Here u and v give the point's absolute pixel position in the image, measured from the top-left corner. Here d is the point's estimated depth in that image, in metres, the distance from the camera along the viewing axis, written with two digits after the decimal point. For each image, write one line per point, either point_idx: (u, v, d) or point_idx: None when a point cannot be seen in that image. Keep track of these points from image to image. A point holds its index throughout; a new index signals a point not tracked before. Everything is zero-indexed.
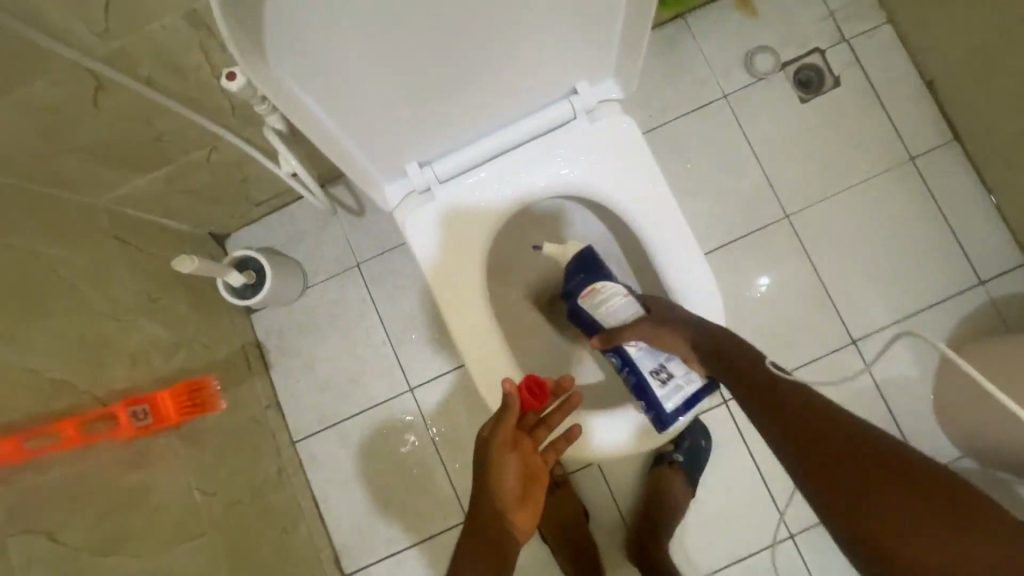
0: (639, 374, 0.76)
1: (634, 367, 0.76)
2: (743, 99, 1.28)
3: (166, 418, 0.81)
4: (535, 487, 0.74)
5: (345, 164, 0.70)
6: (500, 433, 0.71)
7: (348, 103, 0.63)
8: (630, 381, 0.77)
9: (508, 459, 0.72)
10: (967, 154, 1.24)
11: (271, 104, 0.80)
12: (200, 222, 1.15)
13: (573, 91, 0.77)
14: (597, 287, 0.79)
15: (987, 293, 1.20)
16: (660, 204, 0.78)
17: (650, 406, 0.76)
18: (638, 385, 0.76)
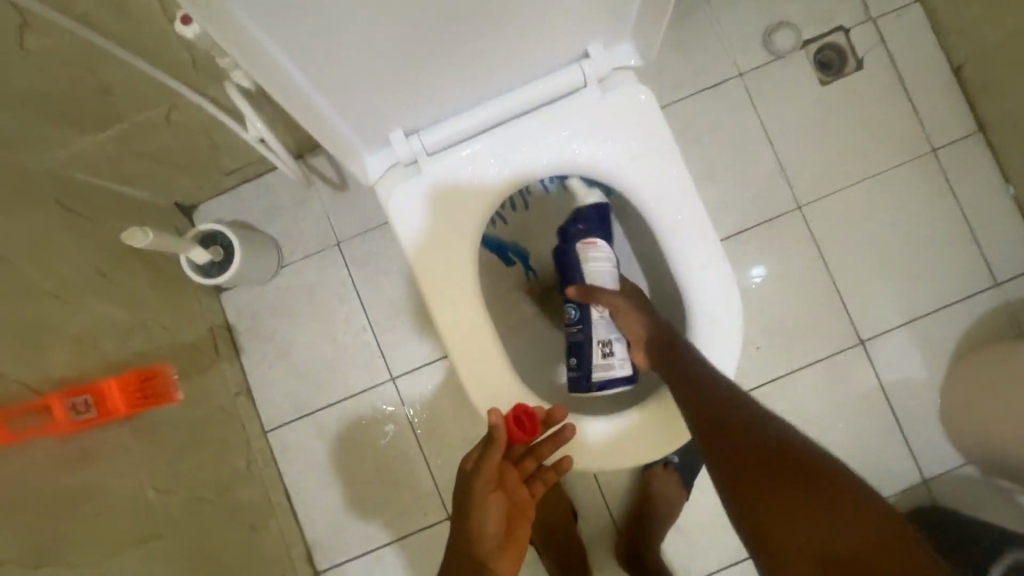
0: (584, 337, 0.77)
1: (581, 329, 0.77)
2: (759, 78, 1.19)
3: (113, 412, 0.73)
4: (521, 524, 0.69)
5: (318, 129, 0.60)
6: (485, 468, 0.66)
7: (320, 54, 0.53)
8: (569, 337, 0.79)
9: (493, 496, 0.67)
10: (991, 147, 1.17)
11: (234, 59, 0.69)
12: (163, 189, 1.04)
13: (585, 55, 0.67)
14: (592, 244, 0.78)
15: (1003, 296, 1.14)
16: (678, 188, 0.69)
17: (576, 367, 0.78)
18: (575, 345, 0.78)
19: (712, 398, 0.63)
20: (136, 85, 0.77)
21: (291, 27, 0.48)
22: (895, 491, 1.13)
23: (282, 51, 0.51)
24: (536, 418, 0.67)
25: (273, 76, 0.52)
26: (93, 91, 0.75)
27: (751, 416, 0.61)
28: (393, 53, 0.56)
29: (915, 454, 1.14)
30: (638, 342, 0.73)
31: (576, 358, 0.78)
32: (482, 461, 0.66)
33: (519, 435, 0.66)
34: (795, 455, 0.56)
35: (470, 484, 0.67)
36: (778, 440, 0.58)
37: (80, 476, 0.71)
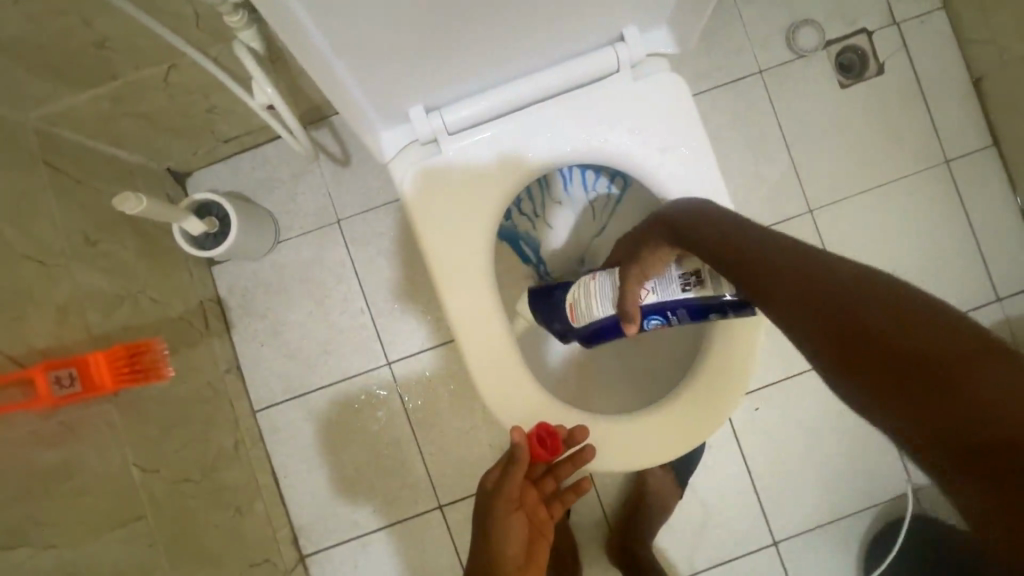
0: (683, 304, 0.65)
1: (669, 306, 0.66)
2: (779, 76, 1.17)
3: (98, 387, 0.68)
4: (540, 543, 0.73)
5: (336, 100, 0.56)
6: (507, 488, 0.69)
7: (344, 17, 0.48)
8: (686, 316, 0.67)
9: (514, 516, 0.71)
10: (1003, 161, 1.16)
11: (244, 14, 0.65)
12: (156, 153, 0.99)
13: (619, 38, 0.64)
14: (573, 303, 0.74)
15: (1003, 311, 1.15)
16: (708, 183, 0.66)
17: (717, 309, 0.64)
18: (692, 310, 0.66)
19: (761, 269, 0.50)
20: (134, 39, 0.72)
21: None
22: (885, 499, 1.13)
23: (305, 10, 0.46)
24: (558, 437, 0.66)
25: (292, 37, 0.48)
26: (86, 44, 0.69)
27: (818, 273, 0.45)
28: (420, 21, 0.52)
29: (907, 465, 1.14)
30: (666, 253, 0.64)
31: (702, 316, 0.66)
32: (505, 481, 0.69)
33: (540, 455, 0.66)
34: (882, 317, 0.39)
35: (493, 503, 0.70)
36: (860, 296, 0.41)
37: (60, 452, 0.67)
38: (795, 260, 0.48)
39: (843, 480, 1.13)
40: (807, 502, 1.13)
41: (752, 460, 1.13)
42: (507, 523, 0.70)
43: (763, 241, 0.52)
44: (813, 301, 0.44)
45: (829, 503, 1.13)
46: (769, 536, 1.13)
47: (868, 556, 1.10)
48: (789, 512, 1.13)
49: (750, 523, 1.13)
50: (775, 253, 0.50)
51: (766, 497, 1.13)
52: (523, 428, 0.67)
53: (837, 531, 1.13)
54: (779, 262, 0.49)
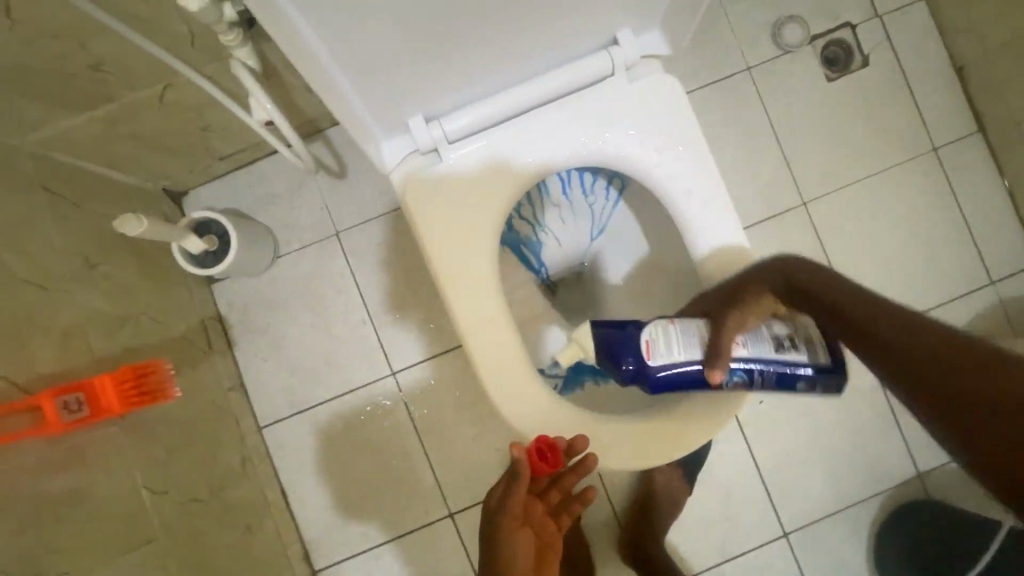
0: (772, 364, 0.63)
1: (766, 369, 0.63)
2: (766, 72, 1.18)
3: (104, 410, 0.68)
4: (548, 555, 0.71)
5: (337, 108, 0.57)
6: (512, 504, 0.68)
7: (345, 28, 0.49)
8: (773, 380, 0.64)
9: (520, 530, 0.69)
10: (989, 146, 1.19)
11: (240, 33, 0.66)
12: (152, 174, 0.99)
13: (613, 41, 0.65)
14: (649, 342, 0.63)
15: (997, 294, 1.17)
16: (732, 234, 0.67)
17: (816, 379, 0.64)
18: (781, 379, 0.64)
19: (874, 322, 0.52)
20: (129, 62, 0.72)
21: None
22: (891, 485, 1.14)
23: (307, 23, 0.47)
24: (559, 449, 0.65)
25: (293, 47, 0.48)
26: (80, 68, 0.70)
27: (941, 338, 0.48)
28: (418, 31, 0.53)
29: (911, 450, 1.15)
30: (767, 301, 0.62)
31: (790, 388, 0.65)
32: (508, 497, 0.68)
33: (541, 467, 0.65)
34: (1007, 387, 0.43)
35: (499, 520, 0.68)
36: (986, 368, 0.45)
37: (68, 476, 0.66)
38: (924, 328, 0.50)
39: (849, 468, 1.14)
40: (815, 492, 1.14)
41: (758, 453, 1.14)
42: (513, 538, 0.68)
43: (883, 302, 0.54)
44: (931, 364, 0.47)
45: (836, 492, 1.14)
46: (779, 528, 1.14)
47: (877, 542, 1.11)
48: (797, 503, 1.14)
49: (761, 517, 1.13)
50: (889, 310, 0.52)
51: (773, 489, 1.14)
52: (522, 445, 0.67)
53: (845, 520, 1.14)
54: (903, 326, 0.51)
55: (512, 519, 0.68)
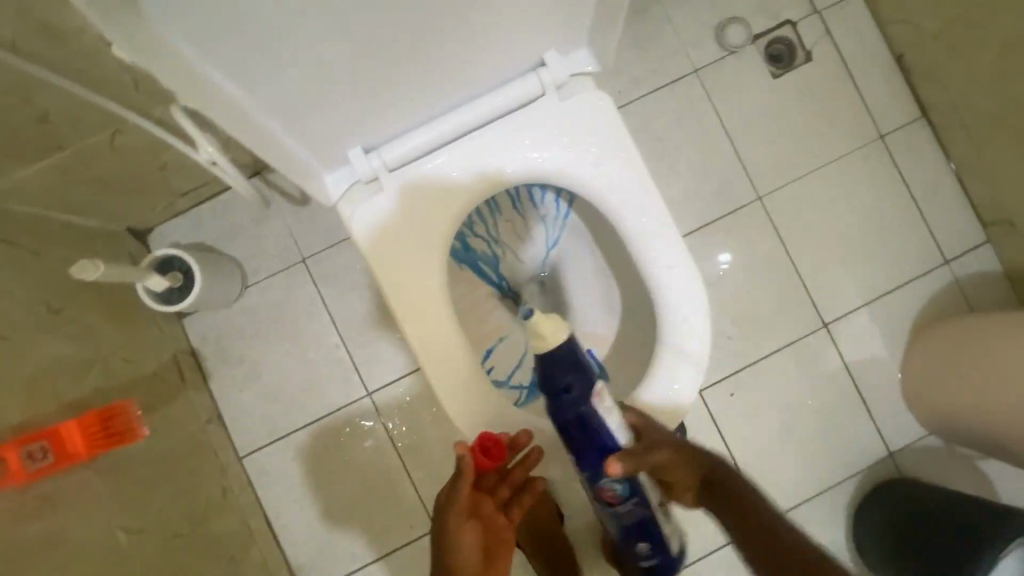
0: (646, 515, 0.65)
1: (634, 516, 0.65)
2: (713, 73, 1.22)
3: (72, 454, 0.70)
4: (498, 549, 0.69)
5: (274, 158, 0.59)
6: (458, 499, 0.64)
7: (266, 75, 0.51)
8: (625, 524, 0.66)
9: (468, 526, 0.66)
10: (933, 130, 1.23)
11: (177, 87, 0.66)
12: (113, 215, 1.00)
13: (541, 62, 0.67)
14: (604, 391, 0.61)
15: (952, 272, 1.20)
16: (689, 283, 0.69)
17: (653, 558, 0.69)
18: (630, 533, 0.67)
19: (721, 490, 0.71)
20: (76, 111, 0.73)
21: (235, 46, 0.47)
22: (865, 465, 1.17)
23: (226, 74, 0.49)
24: (503, 444, 0.63)
25: (217, 102, 0.50)
26: (27, 121, 0.71)
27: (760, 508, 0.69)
28: (341, 70, 0.55)
29: (882, 430, 1.18)
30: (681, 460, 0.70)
31: (629, 543, 0.68)
32: (453, 495, 0.63)
33: (484, 465, 0.63)
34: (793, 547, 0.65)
35: (445, 518, 0.65)
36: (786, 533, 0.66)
37: (46, 521, 0.68)
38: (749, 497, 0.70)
39: (823, 453, 1.17)
40: (791, 478, 1.16)
41: (733, 444, 1.16)
42: (461, 535, 0.65)
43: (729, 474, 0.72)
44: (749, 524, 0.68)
45: (812, 477, 1.16)
46: None
47: (854, 523, 1.14)
48: (775, 490, 1.16)
49: None
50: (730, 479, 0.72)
51: (751, 478, 1.16)
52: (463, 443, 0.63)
53: (823, 503, 1.16)
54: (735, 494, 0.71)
55: (459, 516, 0.64)
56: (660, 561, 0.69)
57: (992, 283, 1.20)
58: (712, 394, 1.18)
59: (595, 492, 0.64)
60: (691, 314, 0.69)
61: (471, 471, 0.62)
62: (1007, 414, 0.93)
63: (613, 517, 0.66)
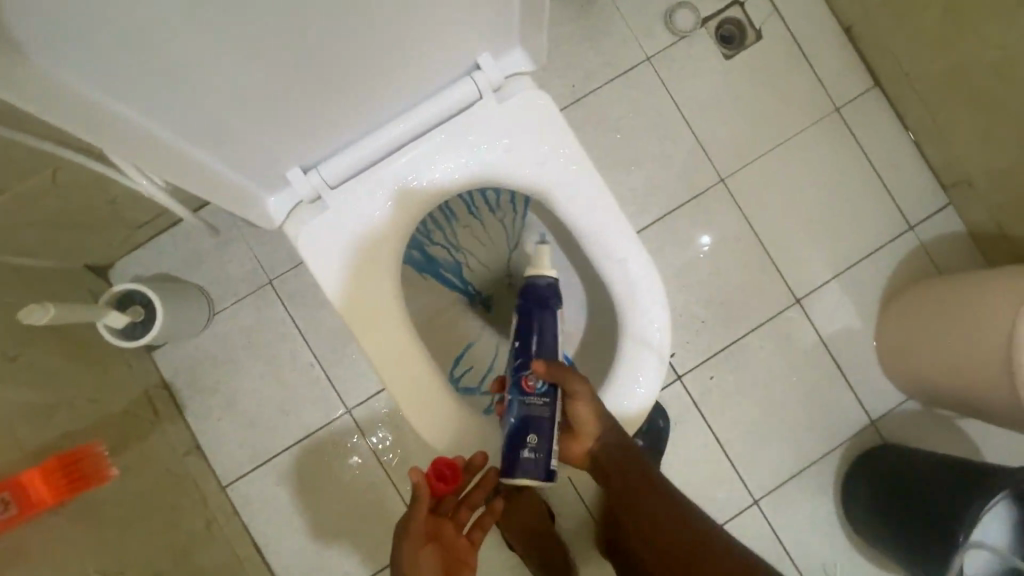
0: (543, 425, 0.66)
1: (535, 414, 0.66)
2: (665, 60, 1.22)
3: (37, 503, 0.71)
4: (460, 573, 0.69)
5: (203, 189, 0.61)
6: (415, 525, 0.65)
7: (175, 107, 0.53)
8: (523, 414, 0.66)
9: (425, 551, 0.67)
10: (888, 98, 1.24)
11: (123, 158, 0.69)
12: (70, 254, 0.98)
13: (476, 66, 0.69)
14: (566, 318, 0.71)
15: (918, 237, 1.22)
16: (634, 279, 0.73)
17: (531, 462, 0.65)
18: (520, 427, 0.66)
19: (626, 483, 0.70)
20: (9, 152, 0.72)
21: (136, 81, 0.49)
22: (849, 436, 1.18)
23: (133, 108, 0.51)
24: (457, 467, 0.68)
25: (131, 138, 0.53)
26: None
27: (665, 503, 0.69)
28: (258, 94, 0.57)
29: (862, 399, 1.19)
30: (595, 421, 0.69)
31: (515, 437, 0.66)
32: (408, 524, 0.65)
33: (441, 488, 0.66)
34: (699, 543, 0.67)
35: (401, 547, 0.65)
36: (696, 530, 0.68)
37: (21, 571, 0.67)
38: (651, 493, 0.70)
39: (806, 428, 1.18)
40: (777, 454, 1.17)
41: (717, 426, 1.17)
42: (418, 562, 0.65)
43: (638, 468, 0.70)
44: (653, 522, 0.69)
45: (798, 452, 1.17)
46: (749, 497, 1.16)
47: (843, 494, 1.15)
48: (762, 469, 1.17)
49: (730, 488, 1.16)
50: (635, 474, 0.70)
51: (737, 460, 1.17)
52: (418, 467, 0.65)
53: (810, 476, 1.17)
54: (639, 488, 0.70)
55: (414, 543, 0.65)
56: (532, 473, 0.65)
57: (957, 245, 1.22)
58: (693, 379, 1.18)
59: (517, 380, 0.67)
60: (649, 307, 0.72)
61: (427, 496, 0.65)
62: (977, 374, 0.94)
63: (517, 403, 0.67)
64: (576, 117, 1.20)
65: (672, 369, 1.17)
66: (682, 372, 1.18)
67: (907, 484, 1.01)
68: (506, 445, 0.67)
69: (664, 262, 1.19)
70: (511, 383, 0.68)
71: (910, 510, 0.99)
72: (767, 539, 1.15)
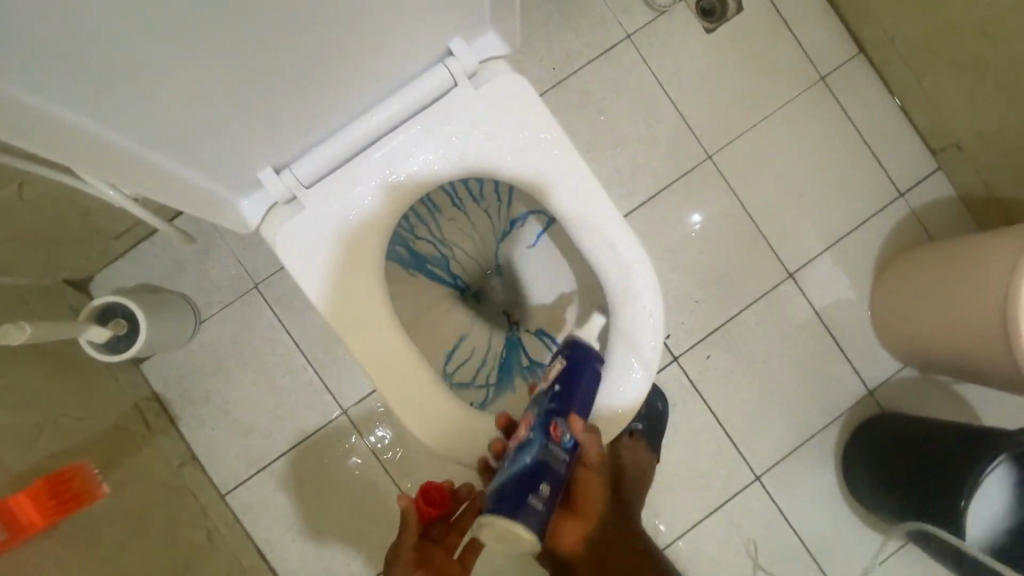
0: (554, 482, 0.60)
1: (553, 464, 0.61)
2: (646, 36, 1.19)
3: (27, 527, 0.70)
4: None
5: (176, 199, 0.59)
6: (403, 549, 0.67)
7: (139, 119, 0.51)
8: (543, 458, 0.60)
9: None
10: (873, 64, 1.22)
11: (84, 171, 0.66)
12: (47, 270, 0.96)
13: (450, 52, 0.67)
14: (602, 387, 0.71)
15: (908, 204, 1.21)
16: (627, 267, 0.71)
17: (535, 511, 0.58)
18: (535, 471, 0.60)
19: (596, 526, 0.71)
20: None
21: (95, 93, 0.46)
22: (847, 407, 1.18)
23: (89, 120, 0.48)
24: (444, 491, 0.71)
25: (95, 151, 0.50)
26: None
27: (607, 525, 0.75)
28: (225, 97, 0.55)
29: (859, 369, 1.19)
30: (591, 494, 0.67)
31: (529, 479, 0.59)
32: (397, 546, 0.68)
33: (428, 510, 0.69)
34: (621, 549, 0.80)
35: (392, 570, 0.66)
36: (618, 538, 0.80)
37: None
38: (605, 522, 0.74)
39: (804, 402, 1.18)
40: (777, 429, 1.17)
41: (716, 405, 1.16)
42: None
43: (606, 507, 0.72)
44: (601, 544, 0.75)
45: (797, 426, 1.17)
46: (751, 473, 1.16)
47: (844, 465, 1.15)
48: (762, 446, 1.17)
49: (731, 465, 1.16)
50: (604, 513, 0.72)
51: (738, 437, 1.16)
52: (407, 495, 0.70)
53: (810, 449, 1.17)
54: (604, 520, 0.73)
55: (404, 567, 0.66)
56: (529, 523, 0.57)
57: (947, 209, 1.21)
58: (690, 360, 1.17)
59: (546, 423, 0.62)
60: (640, 296, 0.71)
61: (414, 518, 0.68)
62: (971, 338, 0.93)
63: (538, 445, 0.61)
64: (558, 100, 1.17)
65: (669, 351, 1.16)
66: (679, 353, 1.17)
67: (906, 451, 1.02)
68: (512, 483, 0.59)
69: (655, 242, 1.18)
70: (536, 424, 0.63)
71: (910, 476, 1.00)
72: (771, 515, 1.16)
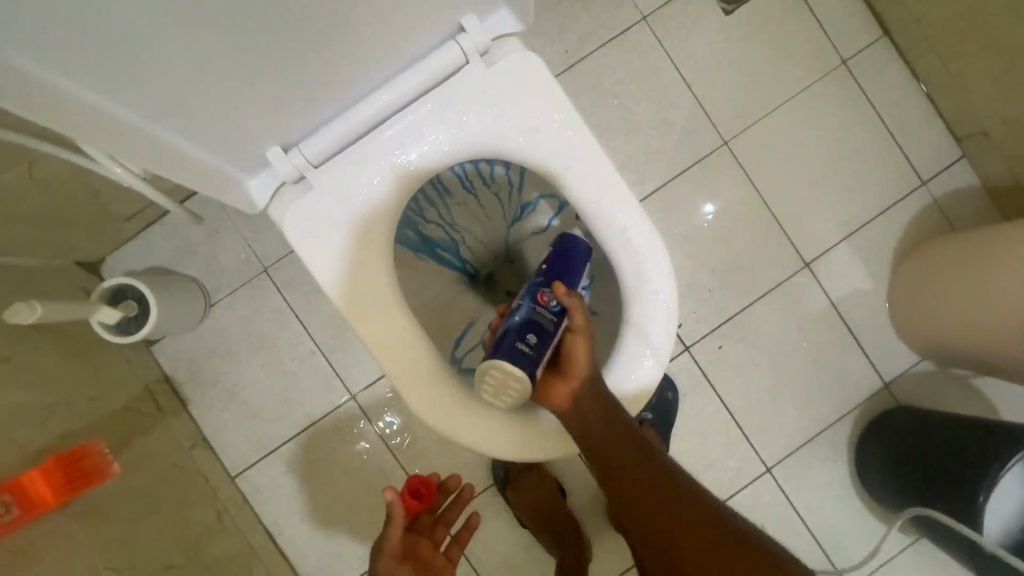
0: (543, 337, 0.65)
1: (541, 322, 0.65)
2: (662, 18, 1.16)
3: (38, 504, 0.72)
4: None
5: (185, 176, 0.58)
6: (390, 543, 0.62)
7: (148, 94, 0.50)
8: (530, 316, 0.65)
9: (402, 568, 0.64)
10: (897, 48, 1.18)
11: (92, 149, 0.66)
12: (59, 251, 0.96)
13: (461, 29, 0.65)
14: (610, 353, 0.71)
15: (931, 193, 1.17)
16: (638, 249, 0.70)
17: (521, 354, 0.63)
18: (523, 325, 0.64)
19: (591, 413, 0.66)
20: None
21: (102, 66, 0.45)
22: (862, 400, 1.16)
23: (99, 95, 0.48)
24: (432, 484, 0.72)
25: (103, 127, 0.49)
26: None
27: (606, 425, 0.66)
28: (233, 72, 0.54)
29: (874, 362, 1.16)
30: (583, 360, 0.67)
31: (515, 330, 0.64)
32: (385, 540, 0.63)
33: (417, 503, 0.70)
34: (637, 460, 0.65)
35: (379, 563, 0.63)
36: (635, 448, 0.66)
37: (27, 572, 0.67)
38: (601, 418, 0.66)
39: (818, 394, 1.16)
40: (790, 421, 1.15)
41: (727, 396, 1.15)
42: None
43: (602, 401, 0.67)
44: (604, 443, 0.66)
45: (810, 418, 1.15)
46: (762, 465, 1.15)
47: (857, 459, 1.13)
48: (773, 438, 1.15)
49: (742, 456, 1.15)
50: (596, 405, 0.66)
51: (749, 428, 1.15)
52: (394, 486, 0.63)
53: (823, 442, 1.15)
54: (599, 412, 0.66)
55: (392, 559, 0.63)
56: (517, 364, 0.63)
57: (971, 199, 1.17)
58: (701, 350, 1.15)
59: (534, 290, 0.68)
60: (653, 281, 0.70)
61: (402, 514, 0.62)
62: (993, 331, 0.91)
63: (526, 307, 0.66)
64: (571, 84, 1.15)
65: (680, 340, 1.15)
66: (690, 342, 1.15)
67: (922, 445, 1.00)
68: (501, 337, 0.65)
69: (668, 230, 1.16)
70: (526, 292, 0.68)
71: (925, 471, 0.98)
72: (781, 507, 1.14)
